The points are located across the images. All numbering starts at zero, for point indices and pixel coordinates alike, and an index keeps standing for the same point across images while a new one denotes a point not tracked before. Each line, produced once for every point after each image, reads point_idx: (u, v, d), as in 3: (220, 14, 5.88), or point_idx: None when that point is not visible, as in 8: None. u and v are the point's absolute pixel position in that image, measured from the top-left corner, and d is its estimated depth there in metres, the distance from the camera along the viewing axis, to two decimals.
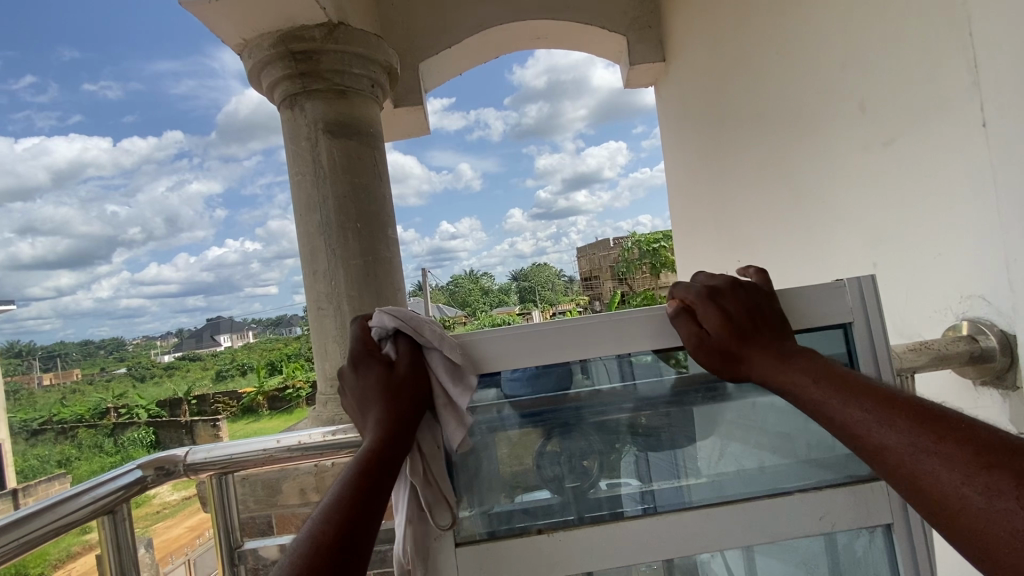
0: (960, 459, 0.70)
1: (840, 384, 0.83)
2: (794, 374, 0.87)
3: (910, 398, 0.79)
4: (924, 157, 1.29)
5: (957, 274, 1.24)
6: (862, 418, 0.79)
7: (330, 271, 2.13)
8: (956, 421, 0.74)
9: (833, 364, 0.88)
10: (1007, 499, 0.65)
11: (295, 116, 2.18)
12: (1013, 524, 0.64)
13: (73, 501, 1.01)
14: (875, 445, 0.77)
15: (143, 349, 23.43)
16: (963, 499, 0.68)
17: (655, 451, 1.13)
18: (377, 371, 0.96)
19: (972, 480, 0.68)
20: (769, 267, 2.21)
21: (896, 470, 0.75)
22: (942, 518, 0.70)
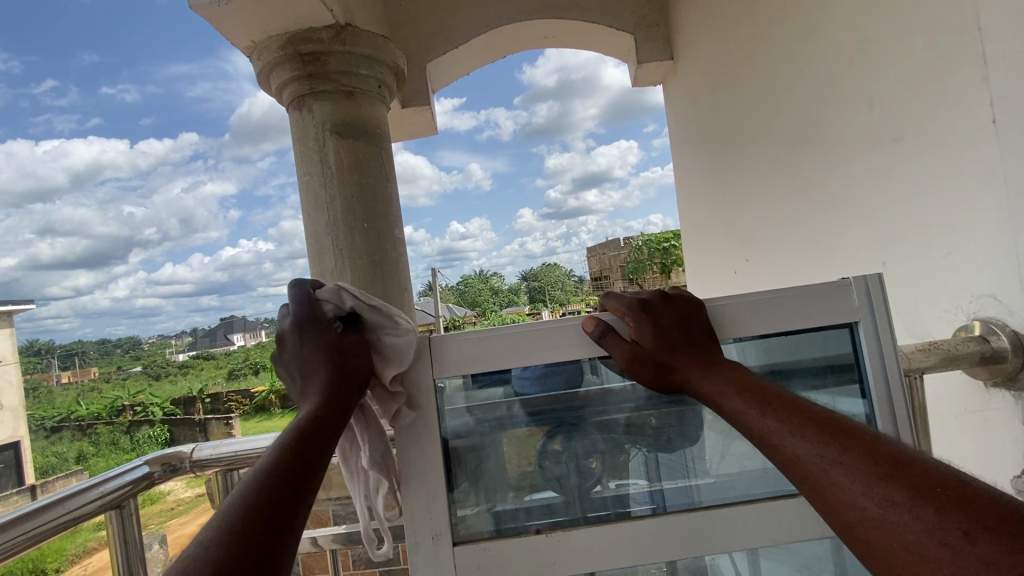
0: (862, 469, 0.68)
1: (753, 393, 0.82)
2: (719, 383, 0.86)
3: (817, 409, 0.78)
4: (934, 155, 1.27)
5: (969, 274, 1.21)
6: (770, 426, 0.77)
7: (337, 271, 2.14)
8: (862, 434, 0.72)
9: (754, 375, 0.87)
10: (901, 510, 0.63)
11: (303, 116, 2.20)
12: (904, 536, 0.61)
13: (82, 496, 1.03)
14: (785, 454, 0.75)
15: (158, 348, 23.79)
16: (860, 508, 0.65)
17: (666, 453, 1.13)
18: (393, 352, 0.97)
19: (870, 491, 0.65)
20: (778, 267, 2.18)
21: (798, 477, 0.73)
22: (841, 528, 0.67)
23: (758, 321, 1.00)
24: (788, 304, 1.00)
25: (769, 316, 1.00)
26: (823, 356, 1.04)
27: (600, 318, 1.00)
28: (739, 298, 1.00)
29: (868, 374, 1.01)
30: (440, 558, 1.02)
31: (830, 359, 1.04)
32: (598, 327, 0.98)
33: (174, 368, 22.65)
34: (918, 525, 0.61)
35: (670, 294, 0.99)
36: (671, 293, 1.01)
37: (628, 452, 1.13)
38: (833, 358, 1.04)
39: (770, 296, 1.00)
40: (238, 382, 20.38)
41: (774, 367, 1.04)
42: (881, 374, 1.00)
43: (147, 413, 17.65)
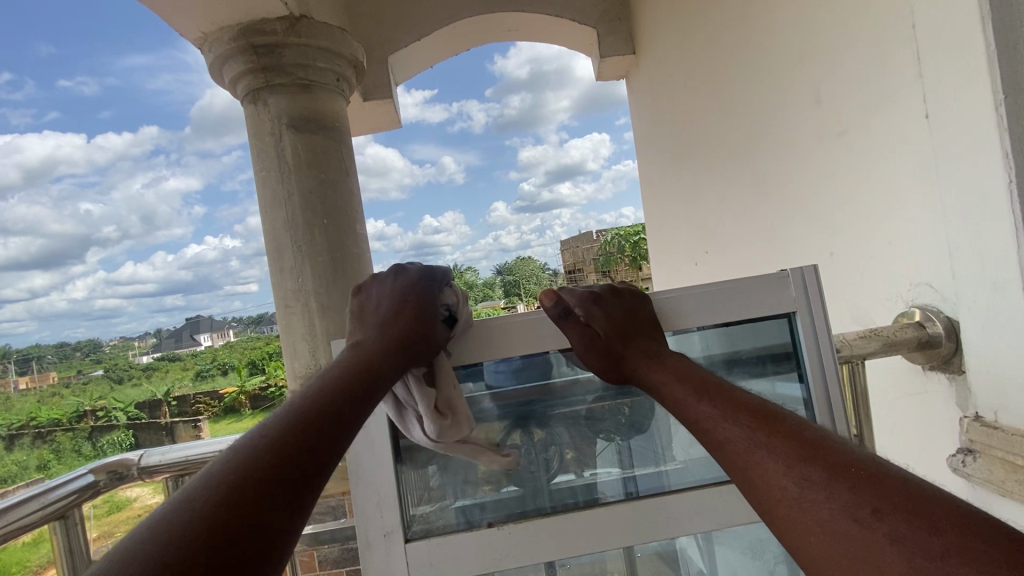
0: (787, 452, 0.70)
1: (692, 382, 0.84)
2: (664, 374, 0.88)
3: (752, 398, 0.80)
4: (875, 149, 1.32)
5: (907, 264, 1.27)
6: (705, 412, 0.79)
7: (297, 268, 2.10)
8: (790, 422, 0.75)
9: (696, 366, 0.90)
10: (818, 489, 0.65)
11: (258, 110, 2.14)
12: (818, 513, 0.63)
13: (23, 506, 0.98)
14: (719, 439, 0.77)
15: (119, 351, 22.97)
16: (781, 489, 0.67)
17: (636, 438, 1.16)
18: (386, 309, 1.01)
19: (790, 471, 0.68)
20: (735, 258, 2.24)
21: (728, 461, 0.75)
22: (762, 508, 0.69)
23: (705, 313, 1.02)
24: (727, 295, 1.02)
25: (711, 307, 1.02)
26: (764, 346, 1.08)
27: (561, 295, 1.02)
28: (684, 290, 1.02)
29: (805, 362, 1.05)
30: (392, 557, 1.01)
31: (769, 348, 1.08)
32: (557, 306, 1.00)
33: (137, 371, 21.81)
34: (830, 504, 0.63)
35: (618, 287, 1.03)
36: (621, 286, 1.04)
37: (597, 442, 1.15)
38: (771, 348, 1.08)
39: (712, 288, 1.02)
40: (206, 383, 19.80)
41: (727, 355, 1.07)
42: (816, 361, 1.03)
43: (109, 418, 16.98)
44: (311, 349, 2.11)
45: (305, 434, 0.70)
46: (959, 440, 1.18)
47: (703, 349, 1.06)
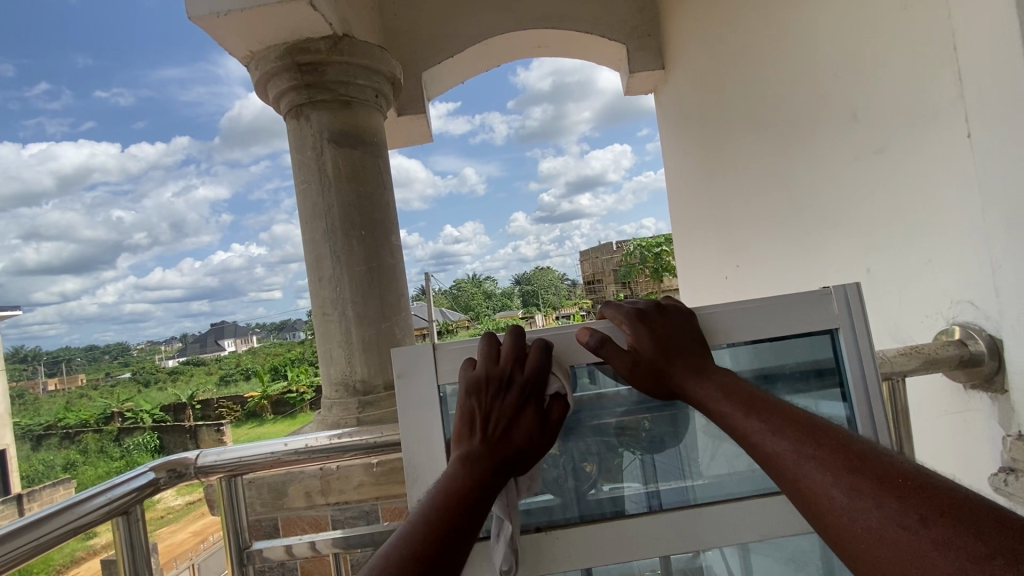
0: (834, 463, 0.72)
1: (738, 395, 0.86)
2: (709, 388, 0.90)
3: (798, 410, 0.82)
4: (913, 166, 1.33)
5: (948, 281, 1.27)
6: (752, 425, 0.81)
7: (336, 277, 2.17)
8: (837, 432, 0.76)
9: (742, 380, 0.91)
10: (867, 499, 0.66)
11: (301, 125, 2.23)
12: (869, 523, 0.65)
13: (89, 502, 1.05)
14: (765, 451, 0.78)
15: (149, 355, 23.66)
16: (830, 498, 0.69)
17: (660, 454, 1.16)
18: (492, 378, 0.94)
19: (839, 482, 0.70)
20: (767, 271, 2.23)
21: (774, 472, 0.77)
22: (813, 517, 0.71)
23: (745, 327, 1.04)
24: (768, 310, 1.04)
25: (754, 321, 1.04)
26: (806, 362, 1.09)
27: (597, 329, 1.03)
28: (726, 305, 1.04)
29: (848, 380, 1.05)
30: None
31: (812, 364, 1.08)
32: (594, 337, 1.00)
33: (165, 374, 22.37)
34: (880, 513, 0.65)
35: (664, 304, 1.03)
36: (666, 302, 1.05)
37: (621, 455, 1.16)
38: (814, 363, 1.08)
39: (752, 304, 1.04)
40: (231, 387, 20.21)
41: (763, 371, 1.08)
42: (859, 379, 1.04)
43: (137, 420, 17.43)
44: (347, 356, 2.17)
45: (463, 520, 0.82)
46: (1002, 460, 1.16)
47: (734, 366, 1.07)
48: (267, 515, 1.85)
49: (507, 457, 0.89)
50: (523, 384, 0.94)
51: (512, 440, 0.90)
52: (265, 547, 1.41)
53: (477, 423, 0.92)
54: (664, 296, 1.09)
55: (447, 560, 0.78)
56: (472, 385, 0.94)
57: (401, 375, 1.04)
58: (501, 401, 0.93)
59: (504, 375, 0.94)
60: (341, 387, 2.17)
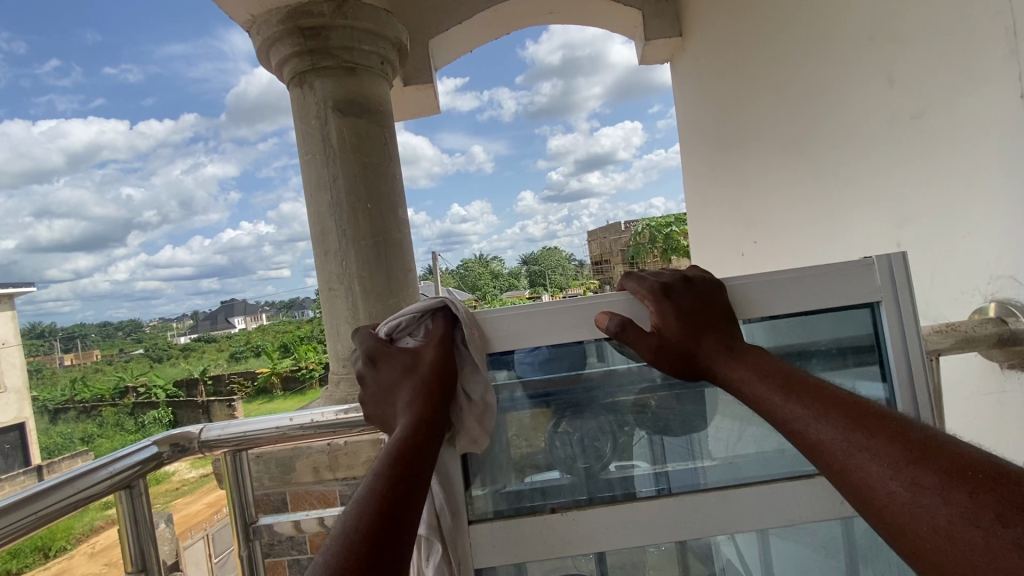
0: (892, 454, 0.67)
1: (778, 379, 0.81)
2: (745, 371, 0.85)
3: (846, 395, 0.77)
4: (954, 132, 1.24)
5: (988, 256, 1.19)
6: (796, 412, 0.77)
7: (341, 251, 2.12)
8: (890, 419, 0.72)
9: (780, 361, 0.86)
10: (931, 494, 0.62)
11: (304, 94, 2.15)
12: (935, 520, 0.61)
13: (92, 475, 1.03)
14: (812, 440, 0.74)
15: (160, 331, 23.97)
16: (889, 492, 0.65)
17: (670, 435, 1.12)
18: (404, 359, 0.96)
19: (898, 474, 0.65)
20: (787, 247, 2.16)
21: (823, 463, 0.73)
22: (869, 513, 0.67)
23: (774, 301, 0.98)
24: (802, 282, 0.98)
25: (788, 295, 0.98)
26: (844, 338, 1.03)
27: (618, 314, 0.96)
28: (760, 277, 0.98)
29: (888, 357, 1.00)
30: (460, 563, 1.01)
31: (851, 339, 1.03)
32: (614, 322, 0.94)
33: (177, 350, 22.67)
34: (947, 509, 0.60)
35: (690, 277, 0.97)
36: (692, 275, 0.99)
37: (631, 434, 1.11)
38: (853, 338, 1.03)
39: (787, 275, 0.98)
40: (241, 364, 20.48)
41: (795, 349, 1.03)
42: (902, 356, 0.98)
43: (150, 395, 17.73)
44: (354, 332, 2.13)
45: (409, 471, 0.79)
46: None
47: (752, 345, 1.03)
48: (275, 489, 1.84)
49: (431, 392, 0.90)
50: (402, 351, 0.97)
51: (412, 386, 0.92)
52: (271, 522, 1.40)
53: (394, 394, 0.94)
54: (688, 267, 1.03)
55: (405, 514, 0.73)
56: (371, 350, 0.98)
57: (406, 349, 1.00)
58: (393, 369, 0.96)
59: (360, 353, 0.99)
60: (349, 362, 2.14)
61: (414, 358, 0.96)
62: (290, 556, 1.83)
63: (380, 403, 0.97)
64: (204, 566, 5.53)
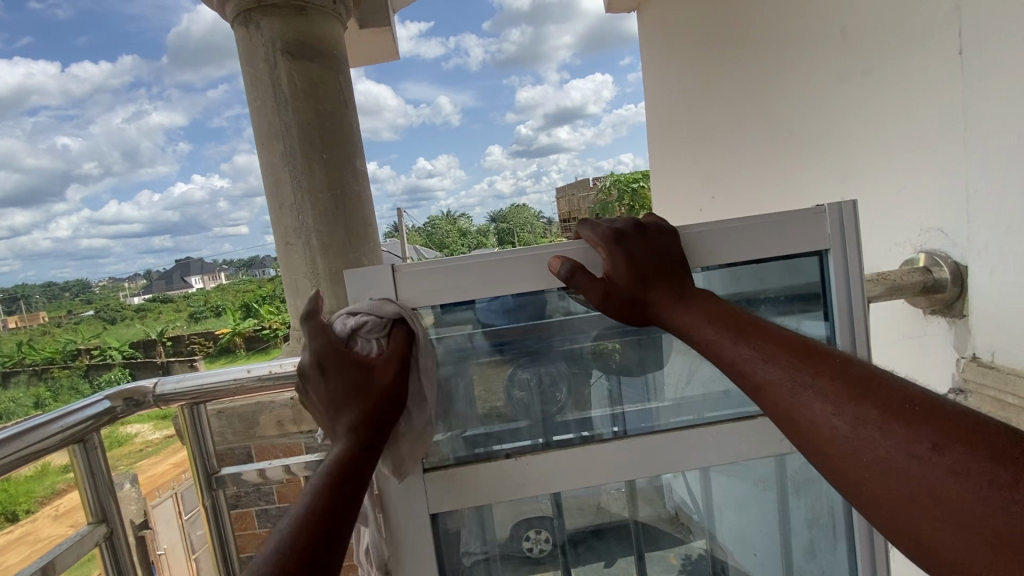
0: (836, 393, 0.72)
1: (729, 324, 0.85)
2: (696, 315, 0.89)
3: (793, 337, 0.81)
4: (900, 87, 1.28)
5: (920, 209, 1.26)
6: (746, 355, 0.81)
7: (297, 204, 2.05)
8: (834, 359, 0.76)
9: (728, 305, 0.90)
10: (871, 428, 0.67)
11: (250, 34, 2.02)
12: (873, 451, 0.66)
13: (44, 429, 1.01)
14: (760, 382, 0.79)
15: (111, 291, 22.95)
16: (832, 429, 0.70)
17: (627, 379, 1.17)
18: (356, 368, 0.92)
19: (841, 411, 0.70)
20: (743, 202, 2.22)
21: (769, 403, 0.78)
22: (813, 448, 0.72)
23: (722, 251, 1.02)
24: (751, 229, 1.02)
25: (738, 244, 1.02)
26: (793, 284, 1.09)
27: (570, 258, 0.98)
28: (713, 226, 1.01)
29: (833, 302, 1.07)
30: (419, 542, 1.07)
31: (799, 286, 1.09)
32: (566, 266, 0.96)
33: (130, 311, 21.71)
34: (887, 442, 0.66)
35: (645, 225, 0.99)
36: (646, 222, 1.01)
37: (592, 381, 1.16)
38: (802, 285, 1.09)
39: (739, 224, 1.01)
40: (200, 324, 19.91)
41: (746, 296, 1.09)
42: (845, 302, 1.05)
43: (104, 357, 17.12)
44: (314, 287, 2.09)
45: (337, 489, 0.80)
46: (952, 381, 1.22)
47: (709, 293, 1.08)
48: (239, 443, 1.84)
49: (377, 408, 0.91)
50: (362, 359, 0.94)
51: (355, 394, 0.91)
52: (235, 472, 1.40)
53: (340, 401, 0.91)
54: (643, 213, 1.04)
55: (332, 528, 0.74)
56: (327, 340, 0.92)
57: (359, 300, 1.00)
58: (340, 379, 0.92)
59: (309, 358, 0.91)
60: None
61: (370, 371, 0.93)
62: (257, 506, 1.87)
63: (321, 418, 0.93)
64: (174, 523, 5.51)
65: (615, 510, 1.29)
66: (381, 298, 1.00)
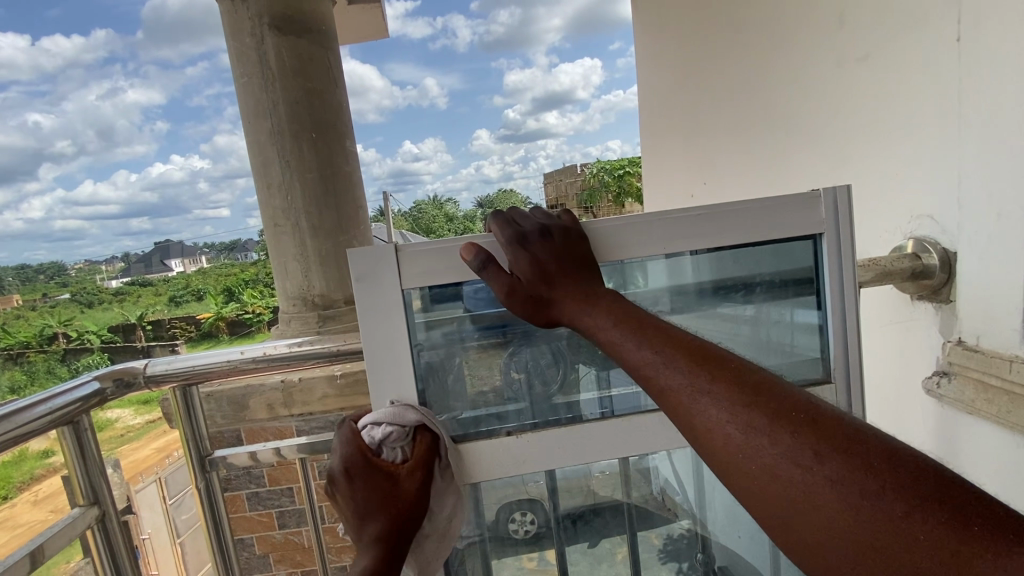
0: (729, 397, 0.69)
1: (632, 327, 0.82)
2: (599, 318, 0.86)
3: (692, 340, 0.79)
4: (895, 74, 1.29)
5: (911, 196, 1.28)
6: (648, 358, 0.78)
7: (285, 184, 2.01)
8: (730, 363, 0.73)
9: (633, 307, 0.88)
10: (761, 435, 0.64)
11: (236, 8, 1.95)
12: (761, 459, 0.63)
13: (31, 410, 0.99)
14: (661, 387, 0.76)
15: (88, 274, 22.40)
16: (725, 435, 0.67)
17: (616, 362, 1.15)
18: (381, 484, 0.98)
19: (734, 417, 0.67)
20: (734, 188, 2.23)
21: (668, 407, 0.74)
22: (707, 455, 0.69)
23: (721, 234, 1.02)
24: (748, 213, 1.02)
25: (736, 228, 1.02)
26: (787, 269, 1.11)
27: (483, 247, 0.97)
28: (712, 209, 1.01)
29: (825, 286, 1.08)
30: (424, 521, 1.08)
31: (792, 270, 1.11)
32: (477, 257, 0.95)
33: (108, 294, 21.24)
34: (773, 449, 0.62)
35: (550, 225, 0.96)
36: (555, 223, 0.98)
37: (579, 366, 1.16)
38: (796, 270, 1.11)
39: (738, 207, 1.02)
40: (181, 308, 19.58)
41: (741, 280, 1.10)
42: (836, 286, 1.06)
43: (82, 341, 16.78)
44: (304, 270, 2.06)
45: None
46: (937, 364, 1.26)
47: (695, 277, 1.09)
48: (228, 427, 1.83)
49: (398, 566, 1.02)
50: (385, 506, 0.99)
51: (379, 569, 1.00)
52: (227, 454, 1.39)
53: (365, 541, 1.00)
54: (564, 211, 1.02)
55: None
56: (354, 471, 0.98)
57: (359, 279, 0.99)
58: (363, 489, 0.98)
59: (337, 466, 0.98)
60: (299, 301, 2.08)
61: (394, 484, 0.98)
62: (248, 489, 1.87)
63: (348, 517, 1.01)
64: (158, 507, 5.46)
65: (608, 491, 1.31)
66: (378, 278, 0.99)
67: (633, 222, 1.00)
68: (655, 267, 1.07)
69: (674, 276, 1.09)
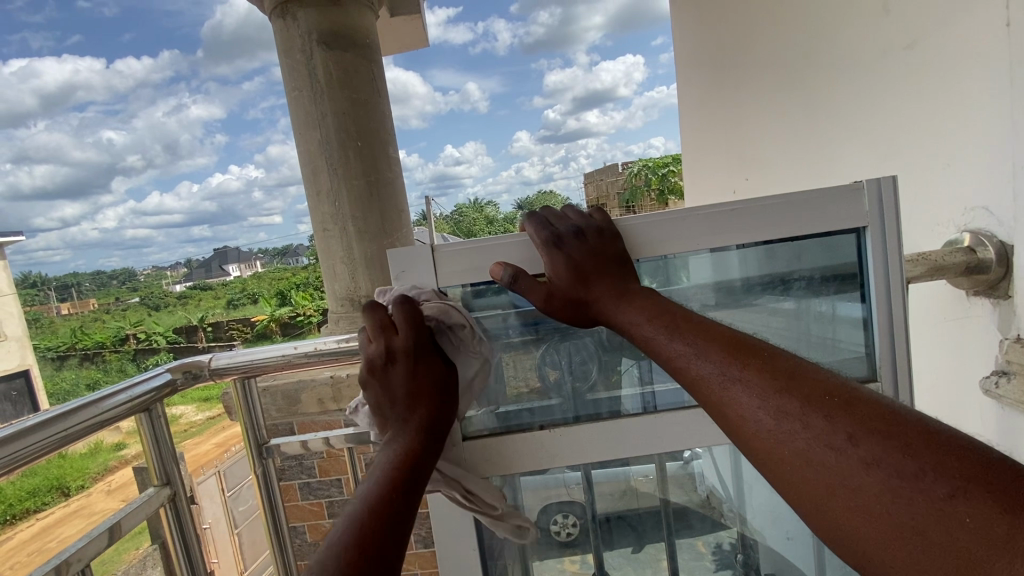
0: (760, 385, 0.72)
1: (663, 319, 0.86)
2: (632, 311, 0.90)
3: (724, 331, 0.82)
4: (945, 62, 1.24)
5: (963, 188, 1.22)
6: (678, 349, 0.81)
7: (333, 191, 2.12)
8: (763, 352, 0.77)
9: (666, 300, 0.91)
10: (793, 421, 0.67)
11: (287, 26, 2.09)
12: (794, 444, 0.66)
13: (112, 399, 1.11)
14: (693, 375, 0.79)
15: (155, 279, 24.03)
16: (757, 423, 0.70)
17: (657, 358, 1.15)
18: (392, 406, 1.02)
19: (767, 405, 0.70)
20: (778, 184, 2.18)
21: (700, 395, 0.78)
22: (740, 441, 0.72)
23: (755, 230, 1.02)
24: (786, 208, 1.01)
25: (772, 224, 1.01)
26: (828, 263, 1.09)
27: (511, 263, 1.01)
28: (749, 202, 1.01)
29: (869, 281, 1.06)
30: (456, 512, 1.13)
31: (835, 265, 1.09)
32: (507, 274, 0.98)
33: (173, 298, 22.68)
34: (807, 434, 0.66)
35: (584, 227, 0.99)
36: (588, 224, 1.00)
37: (622, 362, 1.16)
38: (838, 264, 1.08)
39: (774, 203, 1.01)
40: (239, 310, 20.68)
41: (779, 275, 1.09)
42: (881, 281, 1.04)
43: (151, 342, 17.99)
44: (350, 272, 2.16)
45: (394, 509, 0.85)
46: (996, 362, 1.20)
47: (741, 272, 1.09)
48: (282, 420, 1.95)
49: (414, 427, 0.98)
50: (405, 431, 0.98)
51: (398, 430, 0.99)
52: (279, 444, 1.48)
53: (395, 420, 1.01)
54: (595, 210, 1.03)
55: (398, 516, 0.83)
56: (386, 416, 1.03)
57: (400, 275, 1.04)
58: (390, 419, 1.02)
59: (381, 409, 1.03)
60: (347, 302, 2.17)
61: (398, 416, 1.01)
62: (300, 479, 1.98)
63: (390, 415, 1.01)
64: (219, 498, 5.78)
65: (646, 490, 1.32)
66: (418, 276, 1.04)
67: (666, 218, 1.01)
68: (696, 263, 1.08)
69: (717, 271, 1.09)
